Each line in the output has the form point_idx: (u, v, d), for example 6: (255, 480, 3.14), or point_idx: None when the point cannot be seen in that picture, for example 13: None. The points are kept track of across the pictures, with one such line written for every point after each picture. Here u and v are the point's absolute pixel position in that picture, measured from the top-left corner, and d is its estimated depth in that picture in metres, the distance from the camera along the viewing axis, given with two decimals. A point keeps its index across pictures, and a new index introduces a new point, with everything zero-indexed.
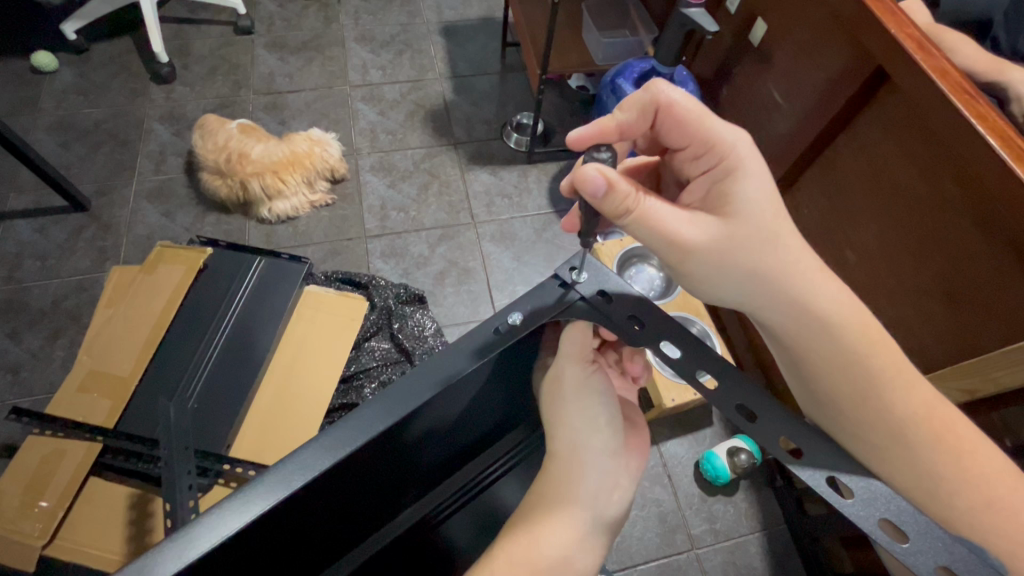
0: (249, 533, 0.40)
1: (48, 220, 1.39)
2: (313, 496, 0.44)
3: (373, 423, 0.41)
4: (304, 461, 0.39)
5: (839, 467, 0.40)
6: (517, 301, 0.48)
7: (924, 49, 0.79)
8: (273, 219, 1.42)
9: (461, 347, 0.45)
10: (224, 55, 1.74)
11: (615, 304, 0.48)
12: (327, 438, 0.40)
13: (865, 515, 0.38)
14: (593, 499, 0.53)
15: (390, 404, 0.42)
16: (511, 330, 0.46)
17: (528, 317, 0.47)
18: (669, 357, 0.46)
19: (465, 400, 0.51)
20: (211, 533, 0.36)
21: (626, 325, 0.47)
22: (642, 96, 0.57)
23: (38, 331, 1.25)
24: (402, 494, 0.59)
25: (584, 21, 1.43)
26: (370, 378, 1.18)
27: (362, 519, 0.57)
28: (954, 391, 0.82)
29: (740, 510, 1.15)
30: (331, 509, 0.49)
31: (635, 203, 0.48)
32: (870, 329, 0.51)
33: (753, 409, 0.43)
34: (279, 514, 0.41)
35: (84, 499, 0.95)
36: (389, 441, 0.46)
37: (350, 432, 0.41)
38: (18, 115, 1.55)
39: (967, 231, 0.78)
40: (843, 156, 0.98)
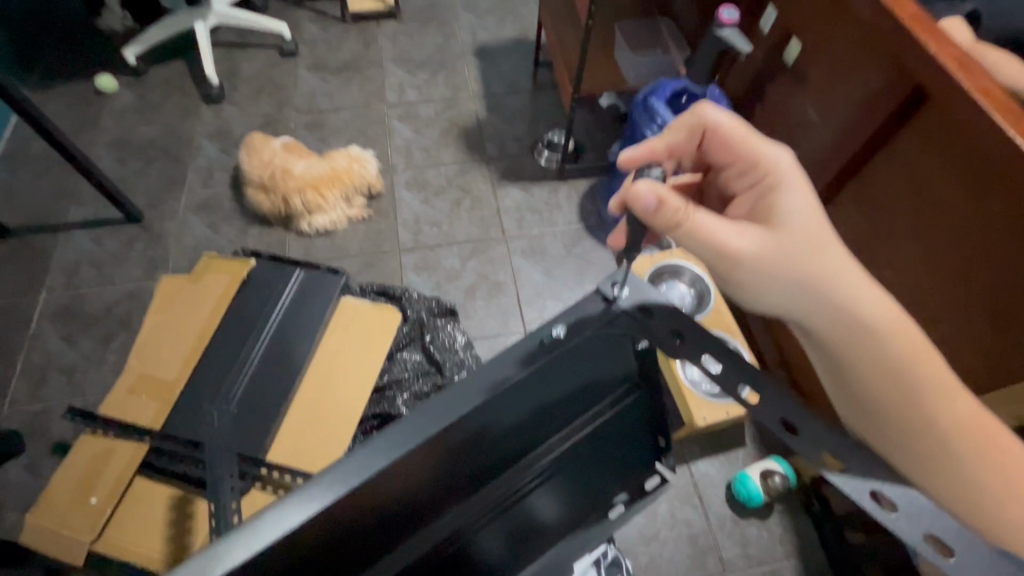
0: (307, 529, 0.42)
1: (104, 230, 1.47)
2: (364, 496, 0.45)
3: (426, 425, 0.43)
4: (361, 460, 0.42)
5: (884, 480, 0.39)
6: (561, 314, 0.49)
7: (966, 67, 0.79)
8: (312, 232, 1.48)
9: (506, 357, 0.47)
10: (269, 76, 1.83)
11: (658, 318, 0.49)
12: (380, 440, 0.42)
13: (908, 528, 0.39)
14: None
15: (439, 410, 0.44)
16: (556, 344, 0.47)
17: (572, 329, 0.48)
18: (713, 370, 0.47)
19: (505, 410, 0.52)
20: (275, 526, 0.39)
21: (667, 339, 0.49)
22: (688, 120, 0.59)
23: (92, 335, 1.32)
24: (442, 504, 0.60)
25: (616, 41, 1.46)
26: (402, 389, 1.20)
27: (401, 524, 0.57)
28: (1004, 415, 0.78)
29: (774, 534, 1.12)
30: (376, 511, 0.50)
31: (686, 217, 0.50)
32: (914, 336, 0.50)
33: (794, 421, 0.42)
34: (334, 512, 0.44)
35: (131, 497, 1.00)
36: (437, 446, 0.48)
37: (403, 436, 0.43)
38: (81, 132, 1.66)
39: (1016, 250, 0.76)
40: (883, 173, 0.97)
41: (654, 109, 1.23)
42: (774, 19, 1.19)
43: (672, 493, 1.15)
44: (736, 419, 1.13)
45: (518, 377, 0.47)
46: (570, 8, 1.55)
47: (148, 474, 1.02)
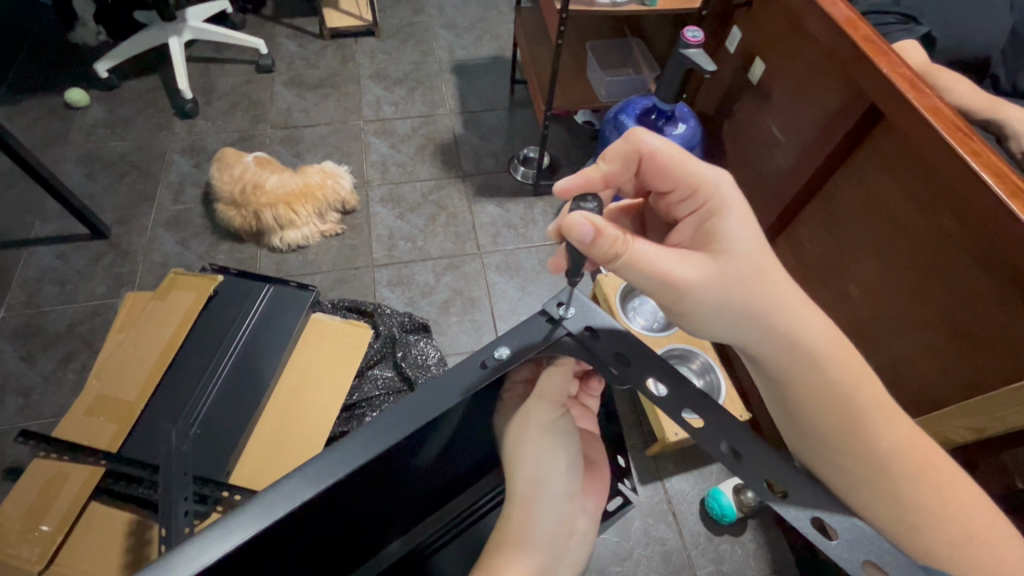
0: (229, 564, 0.39)
1: (69, 246, 1.44)
2: (297, 524, 0.43)
3: (358, 453, 0.40)
4: (287, 489, 0.39)
5: (825, 507, 0.38)
6: (506, 335, 0.48)
7: (917, 87, 0.81)
8: (284, 247, 1.46)
9: (447, 377, 0.45)
10: (245, 91, 1.83)
11: (603, 340, 0.49)
12: (313, 466, 0.39)
13: (847, 556, 0.37)
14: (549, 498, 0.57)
15: (376, 435, 0.41)
16: (496, 365, 0.46)
17: (516, 353, 0.47)
18: (657, 395, 0.46)
19: (457, 429, 0.51)
20: (188, 563, 0.35)
21: (611, 363, 0.48)
22: (623, 147, 0.58)
23: (52, 354, 1.28)
24: (393, 525, 0.59)
25: (588, 59, 1.48)
26: (372, 407, 1.18)
27: (346, 558, 0.57)
28: (960, 428, 0.79)
29: (748, 551, 1.11)
30: (312, 539, 0.48)
31: (625, 250, 0.50)
32: (850, 359, 0.51)
33: (739, 448, 0.42)
34: (259, 544, 0.40)
35: (84, 523, 0.96)
36: (378, 468, 0.45)
37: (333, 464, 0.40)
38: (49, 147, 1.63)
39: (967, 269, 0.78)
40: (842, 191, 0.99)
41: (623, 125, 1.28)
42: (739, 40, 1.21)
43: (646, 510, 1.14)
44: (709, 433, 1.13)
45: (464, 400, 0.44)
46: (544, 27, 1.58)
47: (103, 499, 0.98)
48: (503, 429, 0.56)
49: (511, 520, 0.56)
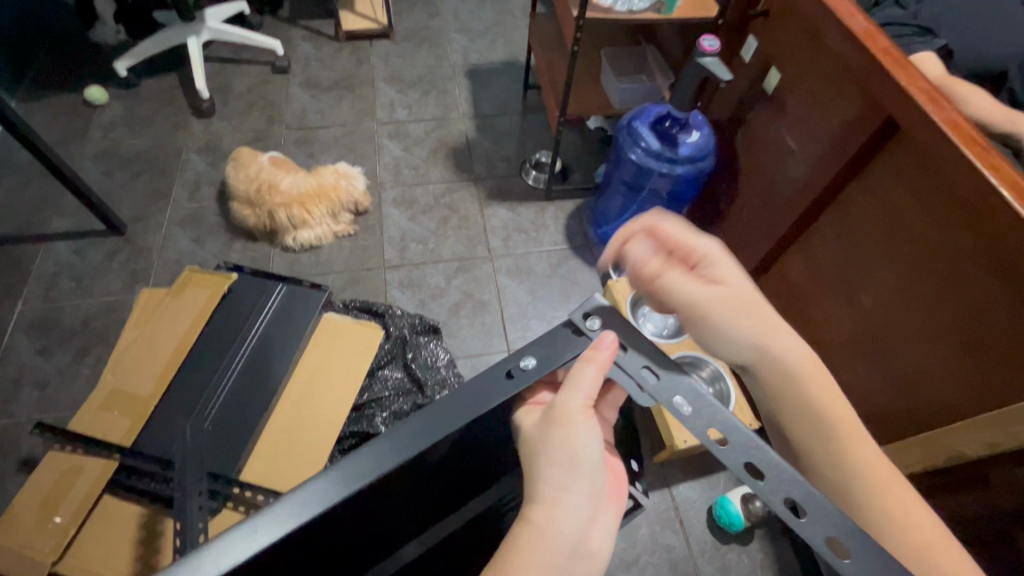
0: (251, 565, 0.39)
1: (86, 242, 1.46)
2: (317, 527, 0.44)
3: (379, 463, 0.41)
4: (311, 494, 0.39)
5: (840, 524, 0.37)
6: (531, 344, 0.48)
7: (935, 100, 0.81)
8: (297, 247, 1.47)
9: (472, 388, 0.45)
10: (261, 92, 1.85)
11: (628, 355, 0.47)
12: (335, 473, 0.40)
13: (774, 495, 0.38)
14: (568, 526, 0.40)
15: (399, 445, 0.42)
16: (522, 375, 0.46)
17: (543, 360, 0.47)
18: (680, 411, 0.43)
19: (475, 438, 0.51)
20: (214, 563, 0.36)
21: (639, 374, 0.46)
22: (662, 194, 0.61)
23: (67, 348, 1.29)
24: (408, 528, 0.59)
25: (603, 66, 1.49)
26: (382, 408, 1.18)
27: (363, 555, 0.57)
28: (973, 443, 0.78)
29: (755, 560, 1.10)
30: (329, 542, 0.48)
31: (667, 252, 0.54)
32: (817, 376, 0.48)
33: (761, 467, 0.39)
34: (280, 546, 0.41)
35: (97, 516, 0.97)
36: (397, 474, 0.46)
37: (356, 470, 0.40)
38: (68, 144, 1.65)
39: (984, 282, 0.77)
40: (857, 203, 0.99)
41: (637, 133, 1.30)
42: (755, 49, 1.21)
43: (653, 517, 1.14)
44: None
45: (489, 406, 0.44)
46: (558, 33, 1.59)
47: (115, 494, 0.99)
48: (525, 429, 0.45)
49: (500, 565, 0.39)
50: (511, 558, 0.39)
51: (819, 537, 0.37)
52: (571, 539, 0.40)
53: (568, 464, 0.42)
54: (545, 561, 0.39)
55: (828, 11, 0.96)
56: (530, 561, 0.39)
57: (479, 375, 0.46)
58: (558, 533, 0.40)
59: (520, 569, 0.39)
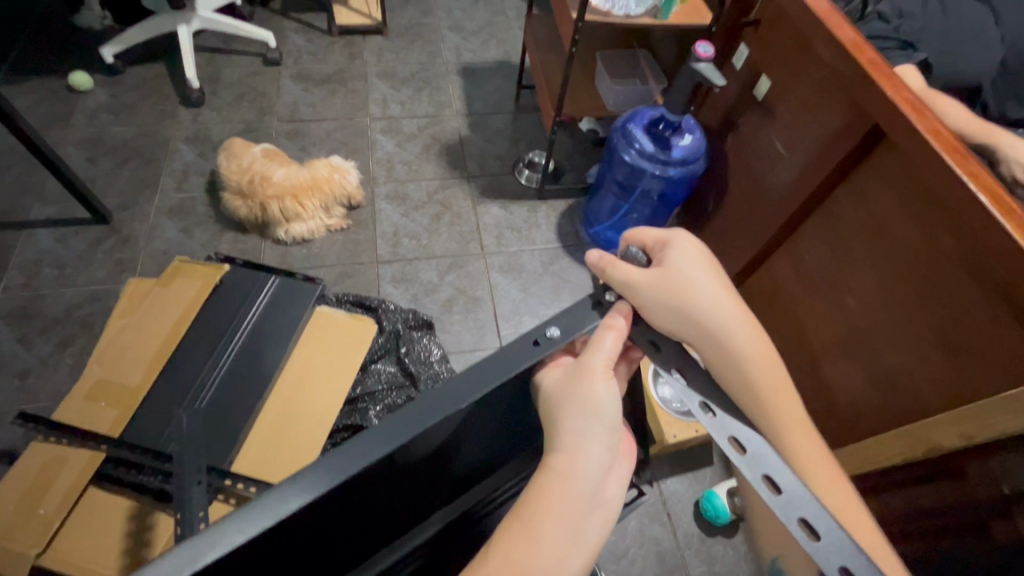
0: (256, 544, 0.37)
1: (69, 230, 1.42)
2: (309, 518, 0.41)
3: (377, 450, 0.38)
4: (303, 484, 0.36)
5: (813, 505, 0.35)
6: (556, 315, 0.46)
7: (918, 110, 0.85)
8: (289, 240, 1.46)
9: (495, 357, 0.43)
10: (251, 83, 1.83)
11: (641, 326, 0.47)
12: (329, 461, 0.37)
13: (752, 468, 0.38)
14: (589, 483, 0.39)
15: (396, 430, 0.39)
16: (550, 342, 0.44)
17: (569, 329, 0.45)
18: (676, 384, 0.43)
19: (474, 425, 0.49)
20: (199, 556, 0.33)
21: (645, 348, 0.46)
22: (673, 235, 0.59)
23: (49, 338, 1.26)
24: (433, 493, 0.56)
25: (598, 69, 1.51)
26: (375, 402, 1.19)
27: (390, 522, 0.54)
28: (951, 435, 0.83)
29: (739, 552, 1.14)
30: (333, 524, 0.46)
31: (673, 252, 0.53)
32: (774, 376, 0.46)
33: (742, 439, 0.39)
34: (270, 536, 0.38)
35: (83, 507, 0.94)
36: (394, 463, 0.43)
37: (350, 458, 0.38)
38: (50, 129, 1.61)
39: (961, 283, 0.82)
40: (843, 208, 1.03)
41: (631, 135, 1.33)
42: (746, 57, 1.25)
43: (642, 510, 1.16)
44: (706, 437, 1.17)
45: (510, 373, 0.42)
46: (553, 35, 1.61)
47: (101, 486, 0.96)
48: (545, 386, 0.44)
49: (521, 509, 0.39)
50: (531, 503, 0.39)
51: (792, 514, 0.35)
52: (591, 485, 0.39)
53: (589, 422, 0.42)
54: (566, 507, 0.39)
55: (817, 23, 1.00)
56: (552, 504, 0.39)
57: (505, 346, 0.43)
58: (579, 479, 0.39)
59: (541, 513, 0.38)
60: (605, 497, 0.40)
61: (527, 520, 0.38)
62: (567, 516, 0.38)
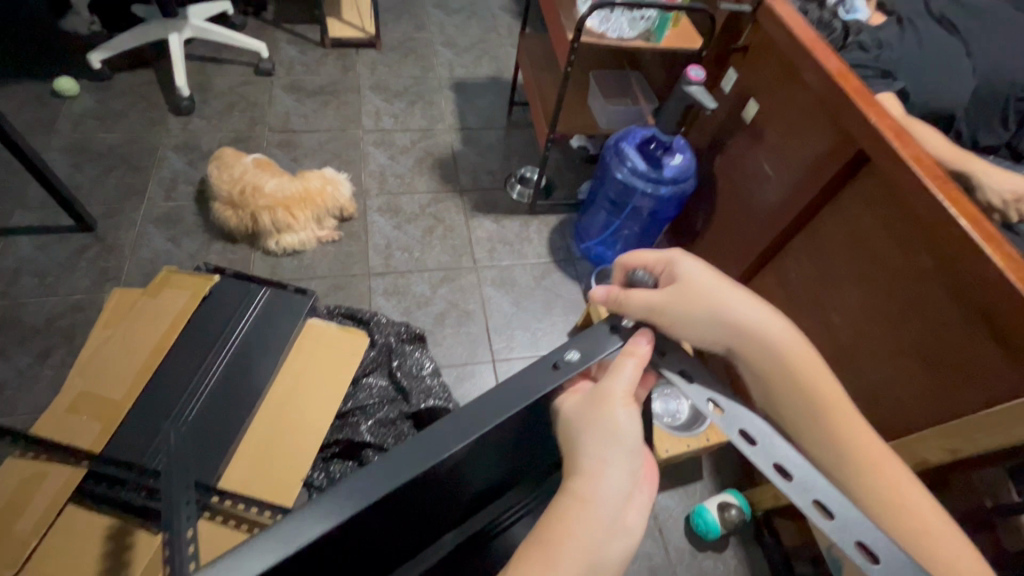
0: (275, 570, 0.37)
1: (51, 238, 1.39)
2: (323, 549, 0.40)
3: (397, 472, 0.38)
4: (325, 508, 0.37)
5: (870, 527, 0.36)
6: (574, 339, 0.46)
7: (901, 136, 0.90)
8: (280, 251, 1.45)
9: (518, 381, 0.43)
10: (243, 92, 1.82)
11: (669, 356, 0.47)
12: (349, 484, 0.37)
13: (799, 495, 0.38)
14: (609, 508, 0.39)
15: (418, 454, 0.39)
16: (569, 366, 0.44)
17: (589, 353, 0.45)
18: (711, 412, 0.43)
19: (490, 447, 0.48)
20: None
21: (674, 378, 0.46)
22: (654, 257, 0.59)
23: (28, 348, 1.22)
24: (444, 517, 0.55)
25: (590, 88, 1.55)
26: (366, 416, 1.17)
27: (403, 545, 0.54)
28: (934, 450, 0.85)
29: (729, 566, 1.15)
30: (352, 549, 0.45)
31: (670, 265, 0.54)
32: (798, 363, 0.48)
33: (788, 466, 0.39)
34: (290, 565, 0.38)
35: (61, 526, 0.90)
36: (412, 487, 0.43)
37: (372, 480, 0.37)
38: (33, 135, 1.57)
39: (942, 302, 0.85)
40: (827, 227, 1.07)
41: (624, 153, 1.36)
42: (735, 80, 1.29)
43: None
44: (698, 451, 1.18)
45: (530, 398, 0.42)
46: (547, 54, 1.64)
47: (81, 503, 0.92)
48: (566, 410, 0.44)
49: (540, 534, 0.38)
50: (552, 528, 0.38)
51: (850, 545, 0.36)
52: (611, 511, 0.39)
53: (610, 447, 0.41)
54: (586, 532, 0.38)
55: (805, 51, 1.04)
56: (573, 529, 0.38)
57: (526, 368, 0.44)
58: (598, 503, 0.39)
59: (562, 538, 0.38)
60: (623, 523, 0.39)
61: (547, 543, 0.37)
62: (587, 540, 0.38)
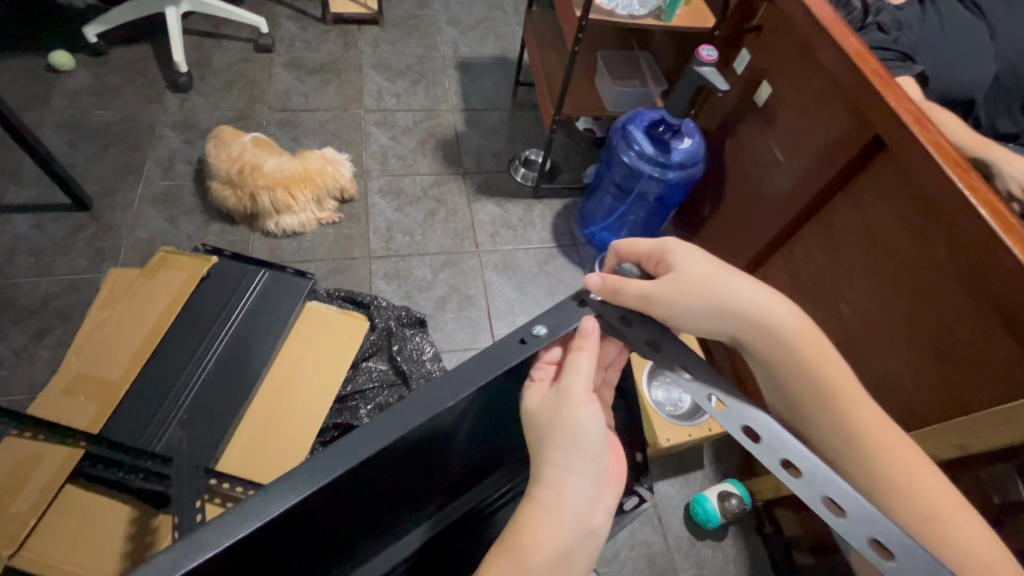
0: (233, 552, 0.36)
1: (47, 216, 1.37)
2: (302, 516, 0.40)
3: (378, 441, 0.38)
4: (306, 475, 0.36)
5: (835, 484, 0.36)
6: (543, 312, 0.45)
7: (920, 122, 0.86)
8: (279, 232, 1.43)
9: (483, 358, 0.42)
10: (242, 69, 1.78)
11: (635, 328, 0.47)
12: (331, 452, 0.37)
13: (766, 455, 0.38)
14: (576, 513, 0.39)
15: (394, 423, 0.39)
16: (536, 341, 0.43)
17: (555, 327, 0.44)
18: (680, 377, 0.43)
19: (470, 423, 0.49)
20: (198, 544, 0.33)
21: (643, 347, 0.46)
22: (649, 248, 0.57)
23: (25, 328, 1.21)
24: (426, 497, 0.55)
25: (598, 68, 1.50)
26: (366, 400, 1.16)
27: (383, 528, 0.53)
28: (945, 446, 0.83)
29: (728, 555, 1.14)
30: (327, 523, 0.45)
31: (661, 255, 0.55)
32: (827, 354, 0.50)
33: (754, 426, 0.39)
34: (270, 531, 0.37)
35: (60, 507, 0.90)
36: (397, 457, 0.43)
37: (352, 447, 0.37)
38: (29, 111, 1.55)
39: (957, 294, 0.83)
40: (839, 216, 1.04)
41: (631, 136, 1.33)
42: (747, 62, 1.25)
43: None
44: (698, 441, 1.17)
45: (493, 375, 0.42)
46: (554, 33, 1.60)
47: (80, 484, 0.92)
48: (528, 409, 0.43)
49: (503, 543, 0.38)
50: (514, 536, 0.39)
51: (813, 496, 0.36)
52: (579, 515, 0.39)
53: (573, 449, 0.41)
54: (551, 542, 0.38)
55: (821, 31, 1.00)
56: (535, 536, 0.38)
57: (491, 349, 0.43)
58: (566, 510, 0.39)
59: (524, 547, 0.38)
60: (590, 526, 0.40)
61: (513, 550, 0.38)
62: (557, 550, 0.38)
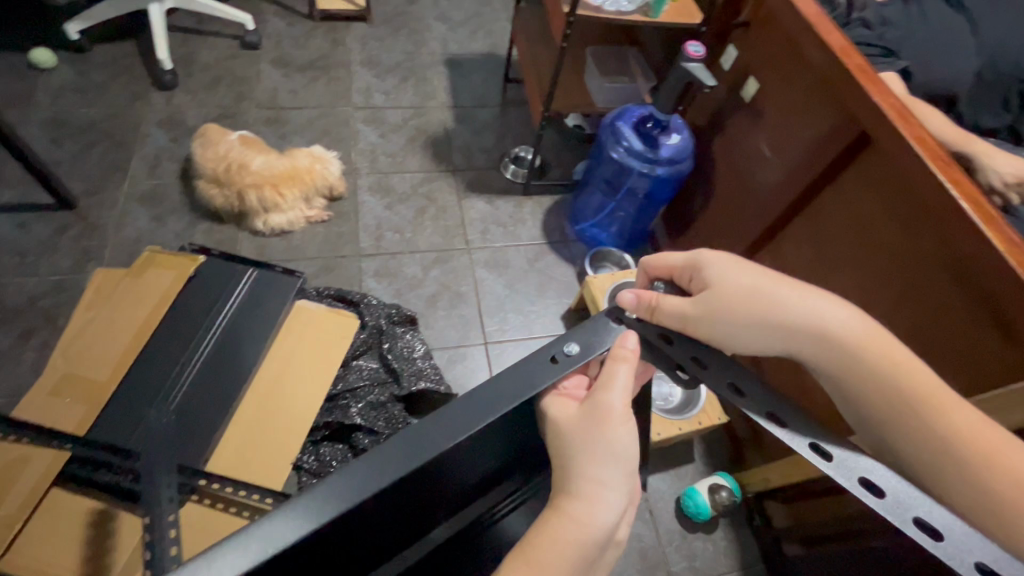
0: None
1: (31, 215, 1.35)
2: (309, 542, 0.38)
3: (391, 468, 0.35)
4: (313, 503, 0.34)
5: (882, 472, 0.37)
6: (574, 330, 0.45)
7: (904, 117, 0.87)
8: (268, 231, 1.42)
9: (510, 378, 0.41)
10: (228, 66, 1.76)
11: (677, 346, 0.46)
12: (341, 480, 0.35)
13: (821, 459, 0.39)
14: (600, 526, 0.41)
15: (409, 447, 0.36)
16: (568, 360, 0.42)
17: (587, 347, 0.44)
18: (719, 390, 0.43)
19: (484, 441, 0.47)
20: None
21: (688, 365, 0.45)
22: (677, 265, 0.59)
23: (8, 329, 1.19)
24: (439, 508, 0.53)
25: (586, 65, 1.51)
26: (356, 398, 1.15)
27: (393, 539, 0.51)
28: None
29: (719, 548, 1.16)
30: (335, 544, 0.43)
31: (693, 271, 0.58)
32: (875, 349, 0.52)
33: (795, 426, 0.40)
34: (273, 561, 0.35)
35: (46, 510, 0.89)
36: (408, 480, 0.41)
37: (364, 473, 0.35)
38: (10, 108, 1.52)
39: (942, 286, 0.84)
40: (826, 210, 1.05)
41: (620, 132, 1.33)
42: (735, 58, 1.26)
43: None
44: (689, 435, 1.18)
45: (522, 397, 0.40)
46: (543, 30, 1.60)
47: (66, 487, 0.91)
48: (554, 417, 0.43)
49: (529, 550, 0.40)
50: (541, 545, 0.40)
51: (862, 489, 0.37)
52: (605, 530, 0.41)
53: (603, 464, 0.42)
54: (571, 553, 0.39)
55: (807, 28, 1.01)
56: (561, 545, 0.39)
57: (521, 365, 0.41)
58: (594, 525, 0.40)
59: (548, 555, 0.39)
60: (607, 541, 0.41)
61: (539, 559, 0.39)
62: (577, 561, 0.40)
